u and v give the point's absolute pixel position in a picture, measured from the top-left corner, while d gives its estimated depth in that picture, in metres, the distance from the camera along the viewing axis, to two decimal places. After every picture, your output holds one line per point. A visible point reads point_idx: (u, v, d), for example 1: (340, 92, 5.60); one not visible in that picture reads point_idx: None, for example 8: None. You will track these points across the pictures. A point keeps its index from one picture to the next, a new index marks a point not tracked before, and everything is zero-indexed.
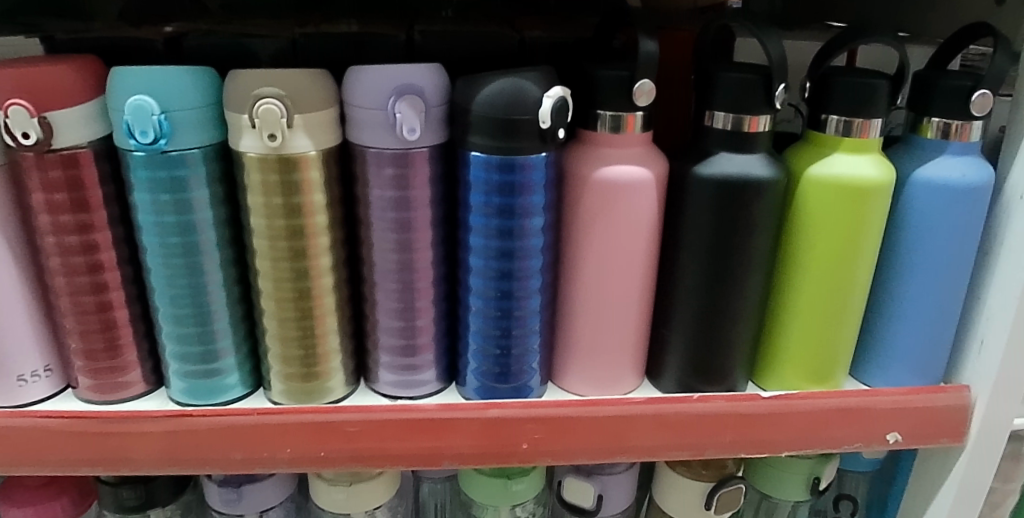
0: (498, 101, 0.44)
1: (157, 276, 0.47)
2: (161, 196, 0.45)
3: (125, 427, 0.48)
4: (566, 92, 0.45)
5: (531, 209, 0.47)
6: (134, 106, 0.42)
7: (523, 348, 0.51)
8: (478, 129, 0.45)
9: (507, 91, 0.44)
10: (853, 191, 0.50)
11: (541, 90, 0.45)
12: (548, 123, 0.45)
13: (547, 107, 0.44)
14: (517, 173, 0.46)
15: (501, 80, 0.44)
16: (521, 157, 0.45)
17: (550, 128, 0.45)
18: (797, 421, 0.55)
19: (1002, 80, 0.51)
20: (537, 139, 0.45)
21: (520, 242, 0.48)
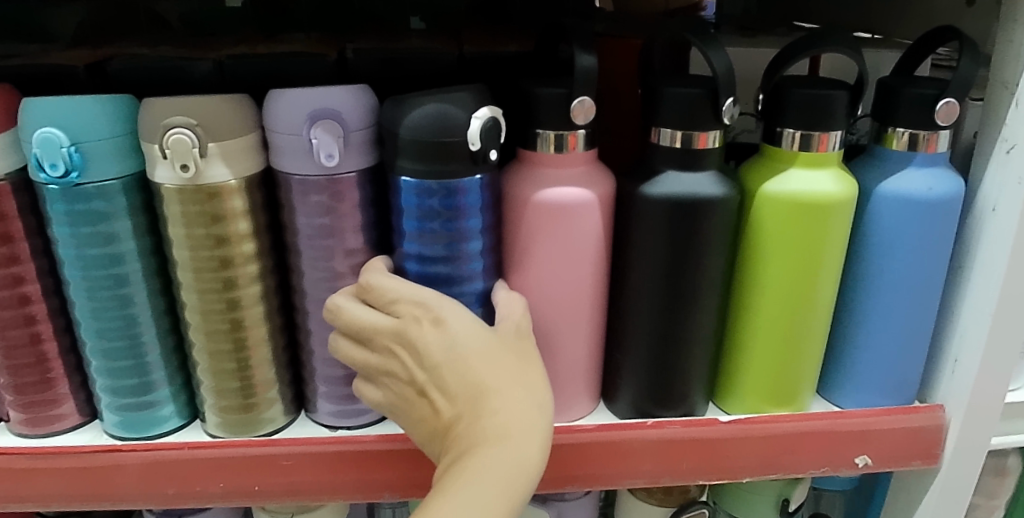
0: (424, 123, 0.42)
1: (83, 310, 0.46)
2: (81, 229, 0.43)
3: (54, 463, 0.47)
4: (496, 113, 0.43)
5: (468, 232, 0.45)
6: (42, 139, 0.40)
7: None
8: (406, 153, 0.43)
9: (432, 112, 0.42)
10: (810, 208, 0.47)
11: (468, 110, 0.42)
12: (478, 145, 0.43)
13: (475, 129, 0.42)
14: (451, 199, 0.44)
15: (426, 100, 0.42)
16: (454, 181, 0.43)
17: (480, 150, 0.43)
18: (757, 446, 0.53)
19: (970, 86, 0.47)
20: (468, 161, 0.43)
21: (458, 267, 0.46)
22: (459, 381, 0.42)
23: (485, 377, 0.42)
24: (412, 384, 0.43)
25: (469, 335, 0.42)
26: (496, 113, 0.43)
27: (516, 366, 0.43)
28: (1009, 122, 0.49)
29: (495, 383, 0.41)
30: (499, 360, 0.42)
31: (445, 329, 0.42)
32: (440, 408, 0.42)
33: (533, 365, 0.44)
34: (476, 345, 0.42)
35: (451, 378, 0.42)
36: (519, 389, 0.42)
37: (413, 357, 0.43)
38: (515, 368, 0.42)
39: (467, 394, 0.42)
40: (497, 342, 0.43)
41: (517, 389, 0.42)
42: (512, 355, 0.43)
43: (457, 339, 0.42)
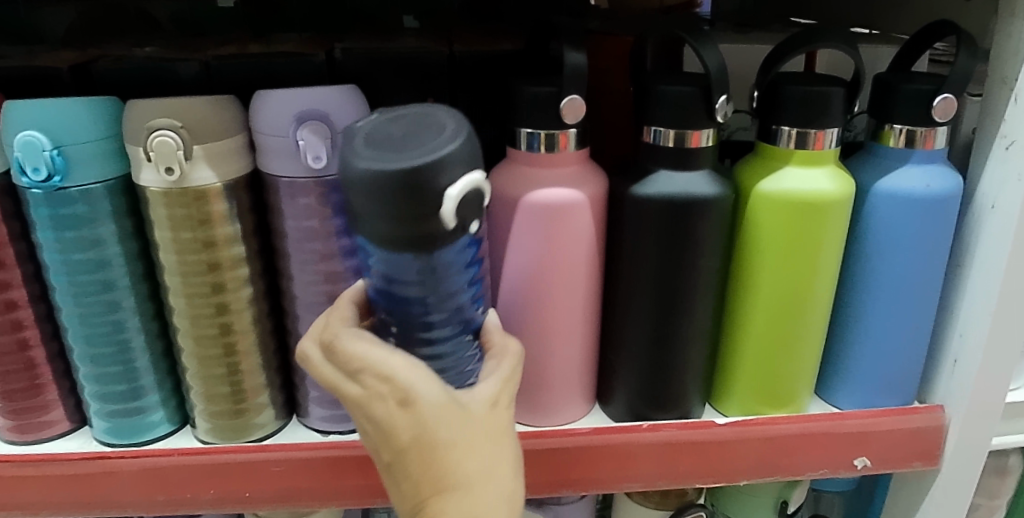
0: (388, 201, 0.34)
1: (70, 315, 0.45)
2: (66, 234, 0.42)
3: (41, 470, 0.46)
4: (474, 182, 0.35)
5: (452, 292, 0.40)
6: (24, 142, 0.40)
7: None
8: (370, 229, 0.36)
9: (397, 189, 0.34)
10: (805, 207, 0.47)
11: (441, 182, 0.34)
12: (454, 223, 0.35)
13: (450, 207, 0.35)
14: (431, 264, 0.37)
15: (393, 163, 0.34)
16: (430, 254, 0.37)
17: (457, 225, 0.36)
18: (755, 448, 0.52)
19: (968, 81, 0.47)
20: (443, 236, 0.36)
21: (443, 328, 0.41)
22: (425, 468, 0.36)
23: (455, 468, 0.36)
24: (377, 455, 0.38)
25: (440, 421, 0.36)
26: (478, 180, 0.35)
27: (491, 449, 0.37)
28: (1008, 119, 0.48)
29: (463, 477, 0.36)
30: (472, 447, 0.36)
31: (414, 410, 0.36)
32: (403, 487, 0.37)
33: (507, 442, 0.38)
34: (450, 431, 0.36)
35: (416, 463, 0.36)
36: (489, 482, 0.37)
37: (377, 431, 0.37)
38: (488, 453, 0.37)
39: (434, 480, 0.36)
40: (472, 423, 0.37)
41: (489, 477, 0.37)
42: (489, 432, 0.37)
43: (427, 424, 0.36)
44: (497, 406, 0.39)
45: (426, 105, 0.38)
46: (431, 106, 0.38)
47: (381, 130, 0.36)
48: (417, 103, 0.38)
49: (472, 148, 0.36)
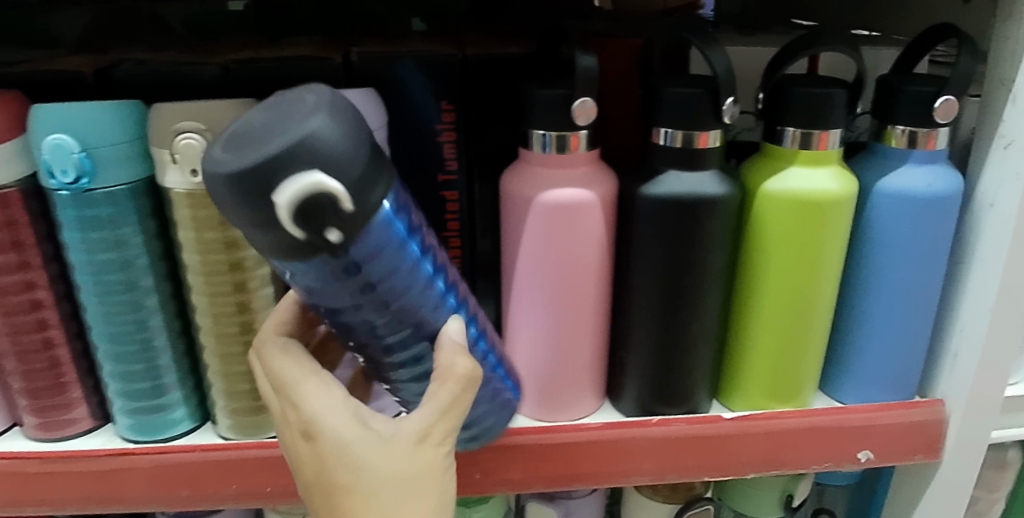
0: (234, 207, 0.32)
1: (94, 314, 0.46)
2: (92, 234, 0.44)
3: (67, 467, 0.47)
4: (308, 182, 0.30)
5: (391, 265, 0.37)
6: (53, 145, 0.41)
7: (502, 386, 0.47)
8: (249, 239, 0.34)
9: (233, 194, 0.31)
10: (810, 206, 0.48)
11: (274, 182, 0.31)
12: (302, 232, 0.32)
13: (284, 214, 0.31)
14: (349, 260, 0.35)
15: (230, 160, 0.31)
16: (320, 261, 0.34)
17: (308, 232, 0.32)
18: (762, 442, 0.53)
19: (968, 83, 0.48)
20: (311, 245, 0.33)
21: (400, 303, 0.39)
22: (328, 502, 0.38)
23: (352, 509, 0.37)
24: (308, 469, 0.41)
25: (336, 461, 0.37)
26: (328, 183, 0.31)
27: (401, 492, 0.37)
28: (1007, 119, 0.49)
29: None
30: (372, 493, 0.37)
31: (314, 446, 0.37)
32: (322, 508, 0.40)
33: (423, 484, 0.38)
34: (349, 475, 0.37)
35: (320, 495, 0.38)
36: None
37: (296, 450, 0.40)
38: (393, 499, 0.37)
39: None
40: (378, 466, 0.37)
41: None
42: (396, 482, 0.37)
43: (325, 463, 0.37)
44: (424, 440, 0.38)
45: (319, 94, 0.33)
46: (323, 94, 0.33)
47: (246, 123, 0.33)
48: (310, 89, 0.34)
49: (336, 149, 0.31)
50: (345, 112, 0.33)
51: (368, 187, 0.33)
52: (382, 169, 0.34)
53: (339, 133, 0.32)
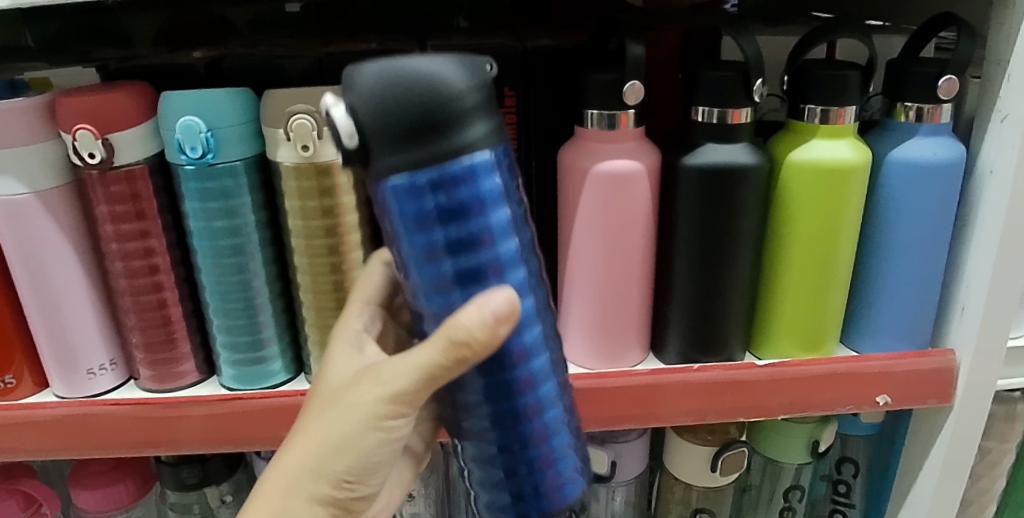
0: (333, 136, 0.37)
1: (208, 275, 0.53)
2: (210, 204, 0.50)
3: (183, 411, 0.55)
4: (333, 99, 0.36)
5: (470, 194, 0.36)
6: (184, 125, 0.47)
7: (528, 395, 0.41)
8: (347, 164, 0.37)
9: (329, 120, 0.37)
10: (831, 173, 0.54)
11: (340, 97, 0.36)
12: (349, 139, 0.35)
13: (338, 122, 0.35)
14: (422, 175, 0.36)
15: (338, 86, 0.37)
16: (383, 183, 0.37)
17: (348, 139, 0.35)
18: (790, 387, 0.59)
19: (967, 64, 0.55)
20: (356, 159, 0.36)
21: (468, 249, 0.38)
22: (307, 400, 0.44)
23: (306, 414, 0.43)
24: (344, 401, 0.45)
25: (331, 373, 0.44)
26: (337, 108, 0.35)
27: (339, 423, 0.41)
28: (1003, 96, 0.56)
29: (307, 418, 0.43)
30: (327, 411, 0.42)
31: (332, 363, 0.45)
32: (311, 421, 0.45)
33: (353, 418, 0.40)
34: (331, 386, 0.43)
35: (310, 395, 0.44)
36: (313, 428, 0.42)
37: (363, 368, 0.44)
38: (327, 421, 0.41)
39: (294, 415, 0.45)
40: (344, 391, 0.42)
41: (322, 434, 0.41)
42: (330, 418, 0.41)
43: (326, 377, 0.44)
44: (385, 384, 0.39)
45: (425, 62, 0.35)
46: (425, 63, 0.35)
47: None
48: (434, 62, 0.35)
49: (364, 85, 0.34)
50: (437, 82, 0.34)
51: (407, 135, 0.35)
52: (490, 118, 0.37)
53: (389, 90, 0.34)
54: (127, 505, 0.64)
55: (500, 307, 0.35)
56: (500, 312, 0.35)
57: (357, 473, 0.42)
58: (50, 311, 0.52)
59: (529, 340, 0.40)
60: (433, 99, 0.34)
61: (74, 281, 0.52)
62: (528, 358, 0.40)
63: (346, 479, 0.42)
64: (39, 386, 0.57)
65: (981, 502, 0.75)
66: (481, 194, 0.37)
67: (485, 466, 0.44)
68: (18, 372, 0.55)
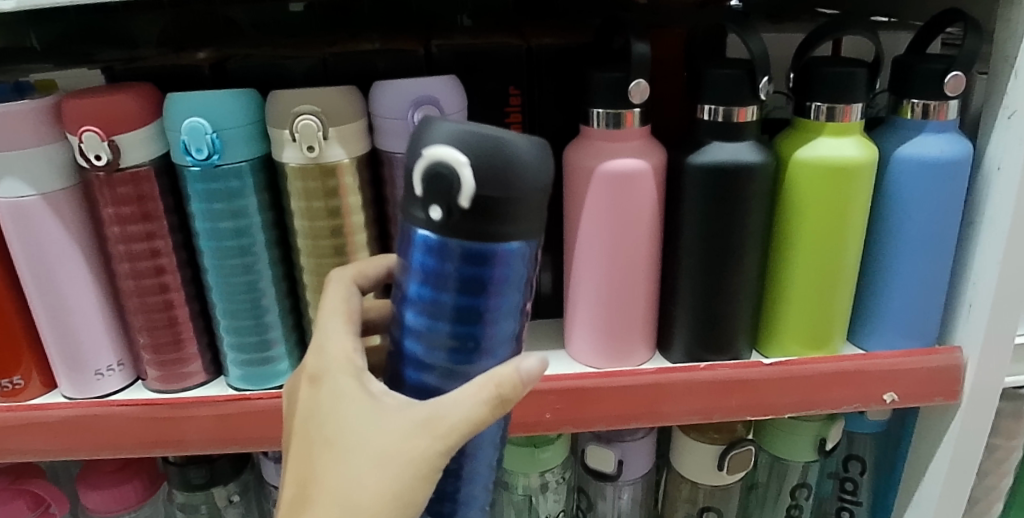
0: (431, 177, 0.34)
1: (214, 276, 0.53)
2: (216, 205, 0.50)
3: (191, 411, 0.55)
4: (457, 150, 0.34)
5: (503, 282, 0.37)
6: (190, 127, 0.47)
7: (473, 467, 0.43)
8: (431, 196, 0.35)
9: (439, 162, 0.34)
10: (838, 171, 0.54)
11: (470, 153, 0.34)
12: (467, 204, 0.34)
13: (466, 185, 0.34)
14: (477, 258, 0.36)
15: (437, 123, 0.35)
16: (454, 243, 0.36)
17: (463, 206, 0.35)
18: (797, 385, 0.59)
19: (974, 61, 0.54)
20: (451, 215, 0.35)
21: (479, 313, 0.38)
22: (321, 440, 0.38)
23: (335, 456, 0.37)
24: None
25: (336, 401, 0.38)
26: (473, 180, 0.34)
27: (382, 465, 0.36)
28: (1010, 92, 0.56)
29: (336, 463, 0.37)
30: (363, 453, 0.37)
31: (322, 387, 0.39)
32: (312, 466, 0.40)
33: (400, 455, 0.36)
34: (354, 417, 0.38)
35: (323, 432, 0.38)
36: (352, 472, 0.37)
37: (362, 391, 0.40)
38: (370, 462, 0.37)
39: (302, 476, 0.39)
40: (375, 423, 0.37)
41: (366, 480, 0.37)
42: (380, 474, 0.36)
43: (329, 405, 0.39)
44: (428, 421, 0.36)
45: (539, 144, 0.36)
46: (539, 148, 0.35)
47: None
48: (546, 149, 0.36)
49: (497, 172, 0.34)
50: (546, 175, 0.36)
51: (496, 227, 0.35)
52: None
53: (515, 187, 0.34)
54: (135, 504, 0.65)
55: (535, 369, 0.36)
56: (535, 375, 0.36)
57: None
58: (57, 312, 0.53)
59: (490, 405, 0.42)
60: (541, 189, 0.36)
61: (80, 282, 0.52)
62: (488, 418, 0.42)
63: None
64: (46, 387, 0.57)
65: (988, 499, 0.75)
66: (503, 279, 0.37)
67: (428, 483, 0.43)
68: (26, 373, 0.55)
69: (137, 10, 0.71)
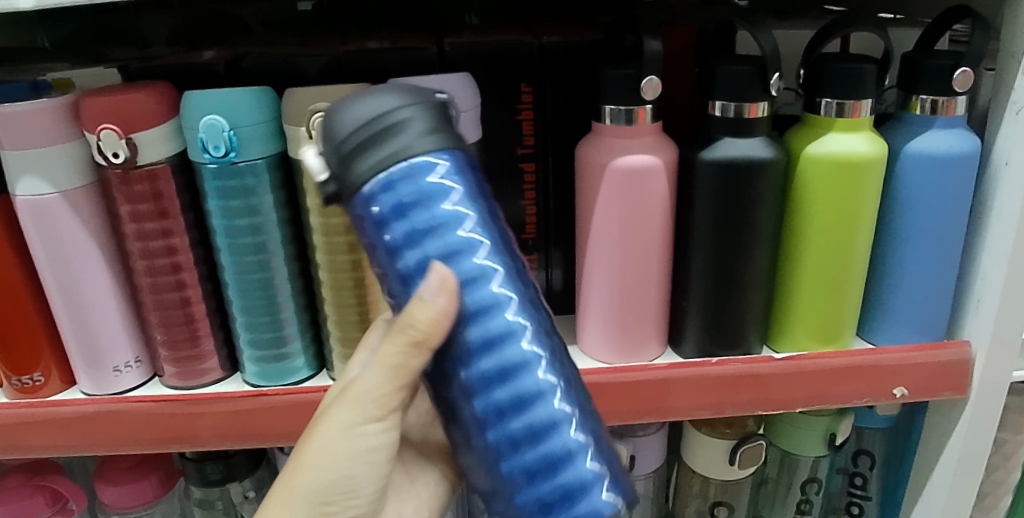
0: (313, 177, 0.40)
1: (230, 273, 0.53)
2: (232, 202, 0.51)
3: (209, 407, 0.55)
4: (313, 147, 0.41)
5: (437, 197, 0.38)
6: (207, 124, 0.48)
7: (546, 442, 0.39)
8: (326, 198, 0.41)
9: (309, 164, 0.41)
10: (848, 167, 0.55)
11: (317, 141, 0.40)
12: (321, 174, 0.39)
13: (312, 162, 0.39)
14: (379, 191, 0.37)
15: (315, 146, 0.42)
16: (354, 203, 0.38)
17: (321, 177, 0.39)
18: (807, 379, 0.60)
19: (982, 57, 0.55)
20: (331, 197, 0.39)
21: (443, 239, 0.38)
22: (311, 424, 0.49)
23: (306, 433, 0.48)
24: None
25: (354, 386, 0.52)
26: (314, 154, 0.39)
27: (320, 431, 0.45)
28: (1018, 87, 0.56)
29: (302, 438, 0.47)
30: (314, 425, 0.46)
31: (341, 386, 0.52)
32: None
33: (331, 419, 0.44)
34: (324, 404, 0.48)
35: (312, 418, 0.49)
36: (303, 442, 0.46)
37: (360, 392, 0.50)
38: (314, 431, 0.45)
39: None
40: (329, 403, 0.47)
41: (308, 444, 0.45)
42: (316, 438, 0.45)
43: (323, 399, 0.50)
44: (353, 389, 0.44)
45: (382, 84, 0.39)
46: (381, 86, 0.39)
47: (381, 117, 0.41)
48: (385, 85, 0.39)
49: (341, 114, 0.38)
50: (421, 98, 0.39)
51: (385, 149, 0.37)
52: (426, 124, 0.38)
53: (346, 116, 0.37)
54: (151, 501, 0.65)
55: (433, 284, 0.37)
56: (434, 290, 0.37)
57: (339, 492, 0.45)
58: (76, 308, 0.53)
59: (526, 350, 0.39)
60: (381, 99, 0.38)
61: (98, 279, 0.53)
62: (533, 366, 0.39)
63: (330, 498, 0.45)
64: (65, 383, 0.57)
65: (997, 494, 0.75)
66: (427, 195, 0.38)
67: (517, 472, 0.40)
68: (45, 369, 0.56)
69: (148, 10, 0.71)
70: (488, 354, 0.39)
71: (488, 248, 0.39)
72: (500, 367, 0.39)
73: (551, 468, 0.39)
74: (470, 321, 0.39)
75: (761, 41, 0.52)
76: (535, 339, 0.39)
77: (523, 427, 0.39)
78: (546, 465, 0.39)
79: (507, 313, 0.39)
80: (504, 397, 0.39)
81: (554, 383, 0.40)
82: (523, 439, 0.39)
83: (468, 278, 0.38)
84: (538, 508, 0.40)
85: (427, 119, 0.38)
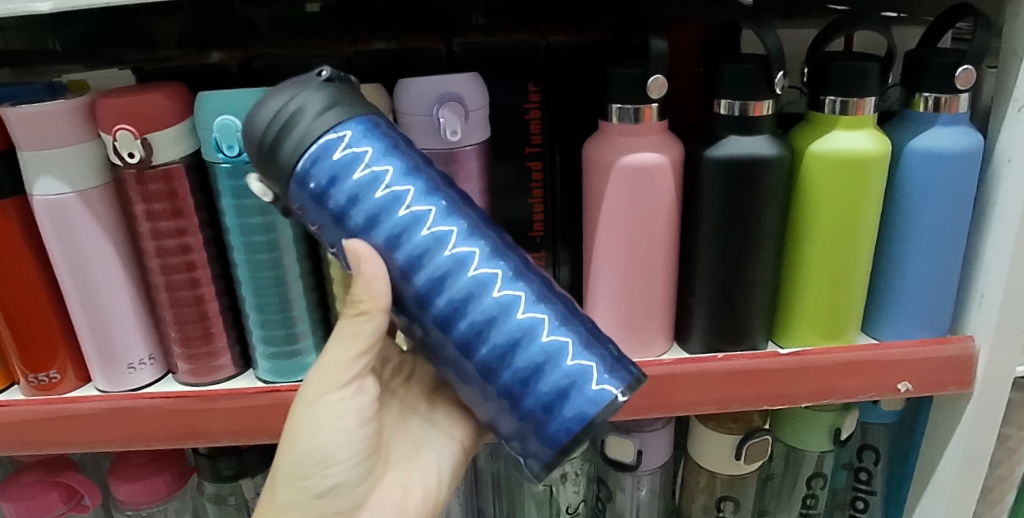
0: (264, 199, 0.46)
1: (243, 271, 0.54)
2: (246, 201, 0.52)
3: (222, 404, 0.56)
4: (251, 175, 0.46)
5: (349, 162, 0.42)
6: (221, 125, 0.49)
7: (526, 350, 0.44)
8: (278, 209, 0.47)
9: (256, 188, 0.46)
10: (851, 163, 0.55)
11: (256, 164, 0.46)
12: (269, 195, 0.45)
13: (255, 186, 0.45)
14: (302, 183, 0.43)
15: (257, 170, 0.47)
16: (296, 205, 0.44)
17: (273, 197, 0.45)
18: (813, 374, 0.60)
19: (984, 54, 0.55)
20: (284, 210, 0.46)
21: (366, 201, 0.43)
22: None
23: None
24: None
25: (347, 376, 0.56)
26: (256, 180, 0.45)
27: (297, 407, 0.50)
28: (1019, 85, 0.56)
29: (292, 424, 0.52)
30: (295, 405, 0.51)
31: None
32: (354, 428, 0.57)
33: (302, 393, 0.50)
34: None
35: None
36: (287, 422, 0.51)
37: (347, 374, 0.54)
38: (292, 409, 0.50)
39: None
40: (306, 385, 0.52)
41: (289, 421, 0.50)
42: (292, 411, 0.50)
43: None
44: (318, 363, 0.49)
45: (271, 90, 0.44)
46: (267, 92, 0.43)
47: None
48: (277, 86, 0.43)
49: (252, 128, 0.43)
50: (311, 84, 0.43)
51: (294, 138, 0.42)
52: (322, 102, 0.42)
53: (259, 130, 0.43)
54: (164, 496, 0.66)
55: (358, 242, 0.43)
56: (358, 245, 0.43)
57: (324, 461, 0.49)
58: (92, 306, 0.54)
59: (477, 274, 0.44)
60: (279, 104, 0.42)
61: (113, 276, 0.54)
62: (490, 285, 0.44)
63: (316, 467, 0.49)
64: (80, 380, 0.58)
65: (1001, 489, 0.75)
66: (336, 164, 0.42)
67: (513, 379, 0.44)
68: (61, 367, 0.57)
69: (159, 12, 0.72)
70: (442, 290, 0.44)
71: (415, 193, 0.43)
72: (458, 297, 0.44)
73: (544, 367, 0.43)
74: (419, 266, 0.44)
75: (765, 41, 0.53)
76: (484, 262, 0.44)
77: (501, 341, 0.44)
78: (536, 367, 0.44)
79: (450, 244, 0.44)
80: (474, 321, 0.44)
81: (518, 295, 0.44)
82: (506, 351, 0.44)
83: (398, 231, 0.43)
84: (543, 410, 0.44)
85: (325, 95, 0.43)
